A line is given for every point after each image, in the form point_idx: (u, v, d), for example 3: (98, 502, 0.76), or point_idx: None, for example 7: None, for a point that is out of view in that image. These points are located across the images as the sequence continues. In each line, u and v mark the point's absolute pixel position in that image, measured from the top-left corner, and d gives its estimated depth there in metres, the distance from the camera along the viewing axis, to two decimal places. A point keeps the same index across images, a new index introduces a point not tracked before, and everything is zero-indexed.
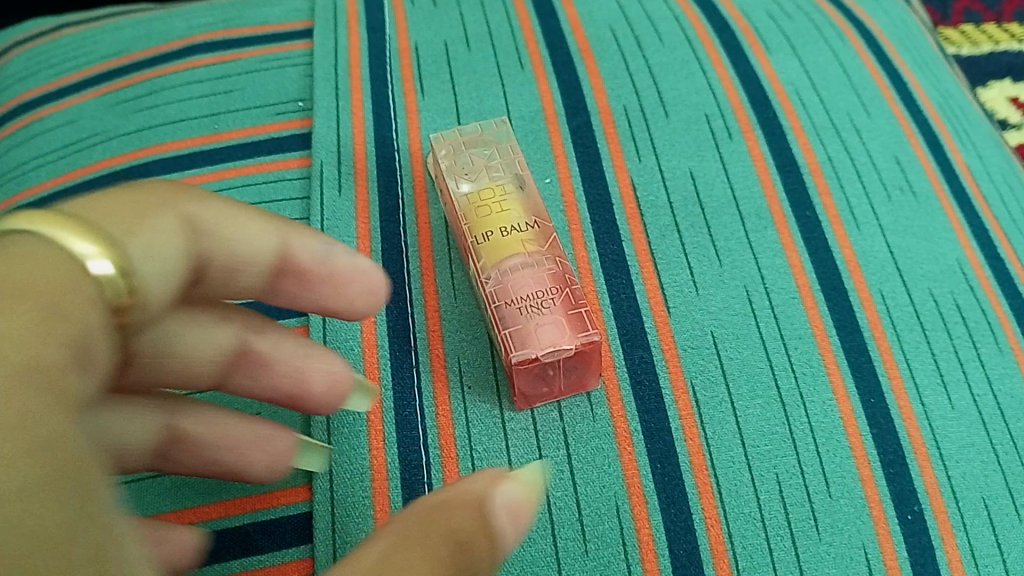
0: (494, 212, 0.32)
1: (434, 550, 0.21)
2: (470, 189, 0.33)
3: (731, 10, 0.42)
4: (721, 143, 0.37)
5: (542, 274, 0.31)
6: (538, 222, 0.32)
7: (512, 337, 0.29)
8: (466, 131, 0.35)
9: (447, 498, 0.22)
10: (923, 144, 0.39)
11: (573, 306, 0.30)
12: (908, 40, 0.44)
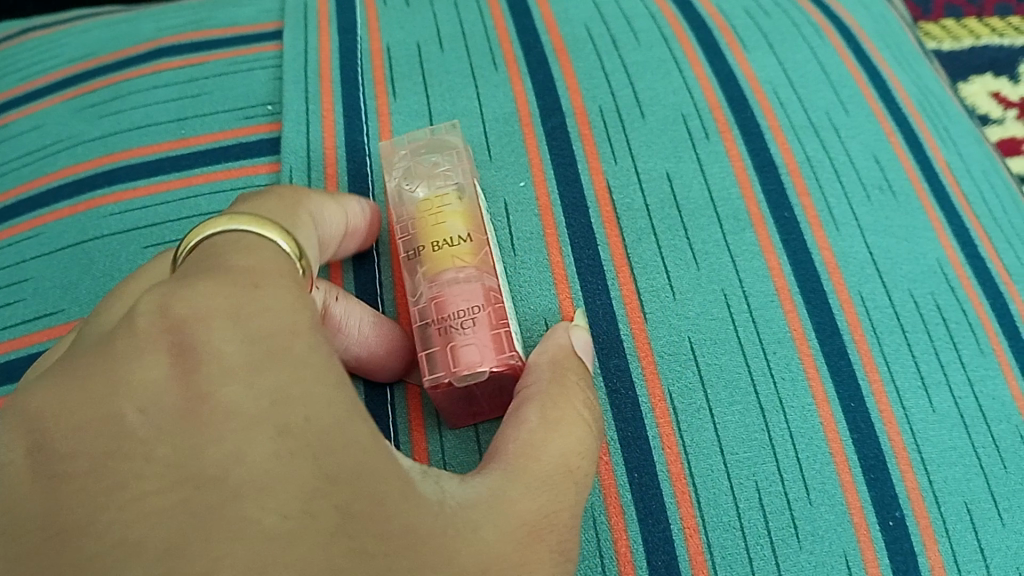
0: (430, 222, 0.30)
1: (575, 390, 0.27)
2: (412, 199, 0.31)
3: (708, 6, 0.41)
4: (698, 143, 0.37)
5: (470, 291, 0.29)
6: (475, 234, 0.30)
7: (435, 358, 0.28)
8: (419, 137, 0.33)
9: (559, 355, 0.28)
10: (903, 143, 0.38)
11: (502, 323, 0.28)
12: (888, 36, 0.43)
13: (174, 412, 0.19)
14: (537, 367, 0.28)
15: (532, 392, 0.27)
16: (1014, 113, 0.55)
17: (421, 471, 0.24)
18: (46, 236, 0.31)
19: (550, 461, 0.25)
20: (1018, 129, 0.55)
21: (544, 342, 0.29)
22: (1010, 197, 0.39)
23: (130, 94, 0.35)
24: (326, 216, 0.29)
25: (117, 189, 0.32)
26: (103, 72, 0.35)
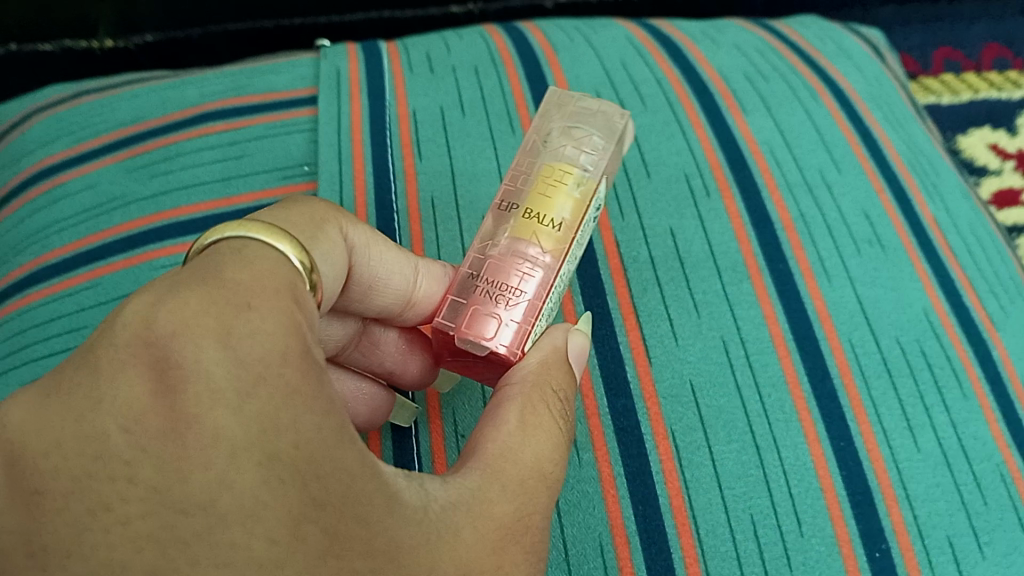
0: (550, 190, 0.29)
1: (556, 396, 0.27)
2: (543, 154, 0.30)
3: (711, 72, 0.44)
4: (700, 201, 0.40)
5: (530, 280, 0.28)
6: (573, 232, 0.29)
7: (452, 305, 0.28)
8: (588, 106, 0.32)
9: (551, 356, 0.28)
10: (892, 199, 0.41)
11: (532, 320, 0.27)
12: (882, 95, 0.45)
13: (158, 434, 0.19)
14: (528, 364, 0.28)
15: (514, 391, 0.27)
16: (1010, 164, 0.58)
17: (403, 472, 0.24)
18: (102, 287, 0.34)
19: (525, 465, 0.25)
20: (1013, 180, 0.57)
21: (551, 333, 0.29)
22: (999, 250, 0.42)
23: (177, 155, 0.37)
24: (385, 256, 0.30)
25: (168, 244, 0.35)
26: (153, 135, 0.38)
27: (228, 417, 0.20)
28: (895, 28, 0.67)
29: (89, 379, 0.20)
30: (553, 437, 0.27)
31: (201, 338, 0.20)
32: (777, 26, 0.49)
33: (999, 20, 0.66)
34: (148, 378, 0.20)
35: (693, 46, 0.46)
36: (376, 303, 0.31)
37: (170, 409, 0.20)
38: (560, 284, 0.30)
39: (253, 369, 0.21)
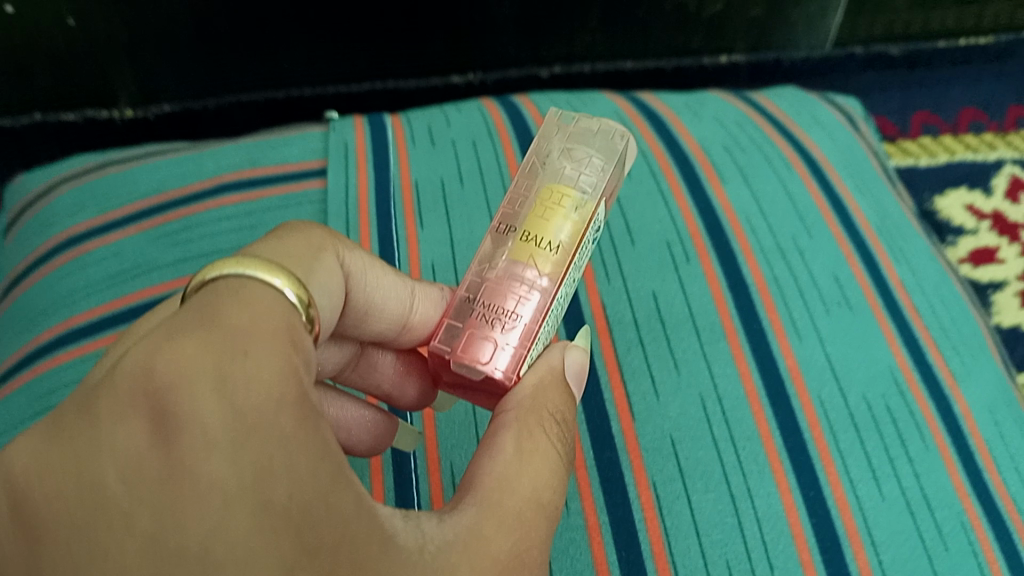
0: (548, 212, 0.30)
1: (551, 419, 0.28)
2: (543, 177, 0.31)
3: (693, 145, 0.48)
4: (681, 266, 0.43)
5: (525, 304, 0.29)
6: (570, 252, 0.29)
7: (449, 330, 0.29)
8: (588, 127, 0.33)
9: (546, 378, 0.28)
10: (860, 263, 0.44)
11: (529, 344, 0.28)
12: (854, 163, 0.48)
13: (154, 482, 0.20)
14: (524, 386, 0.28)
15: (508, 416, 0.27)
16: (986, 224, 0.60)
17: (400, 513, 0.24)
18: None
19: (521, 494, 0.26)
20: (989, 238, 0.59)
21: (547, 354, 0.29)
22: (965, 307, 0.44)
23: (196, 224, 0.40)
24: (379, 283, 0.31)
25: None
26: (174, 205, 0.41)
27: (224, 467, 0.21)
28: (875, 95, 0.70)
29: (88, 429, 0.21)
30: (549, 464, 0.27)
31: (198, 389, 0.21)
32: (758, 99, 0.52)
33: (972, 87, 0.70)
34: (147, 427, 0.21)
35: (677, 121, 0.49)
36: (370, 329, 0.32)
37: (166, 459, 0.20)
38: (559, 304, 0.30)
39: (248, 420, 0.21)
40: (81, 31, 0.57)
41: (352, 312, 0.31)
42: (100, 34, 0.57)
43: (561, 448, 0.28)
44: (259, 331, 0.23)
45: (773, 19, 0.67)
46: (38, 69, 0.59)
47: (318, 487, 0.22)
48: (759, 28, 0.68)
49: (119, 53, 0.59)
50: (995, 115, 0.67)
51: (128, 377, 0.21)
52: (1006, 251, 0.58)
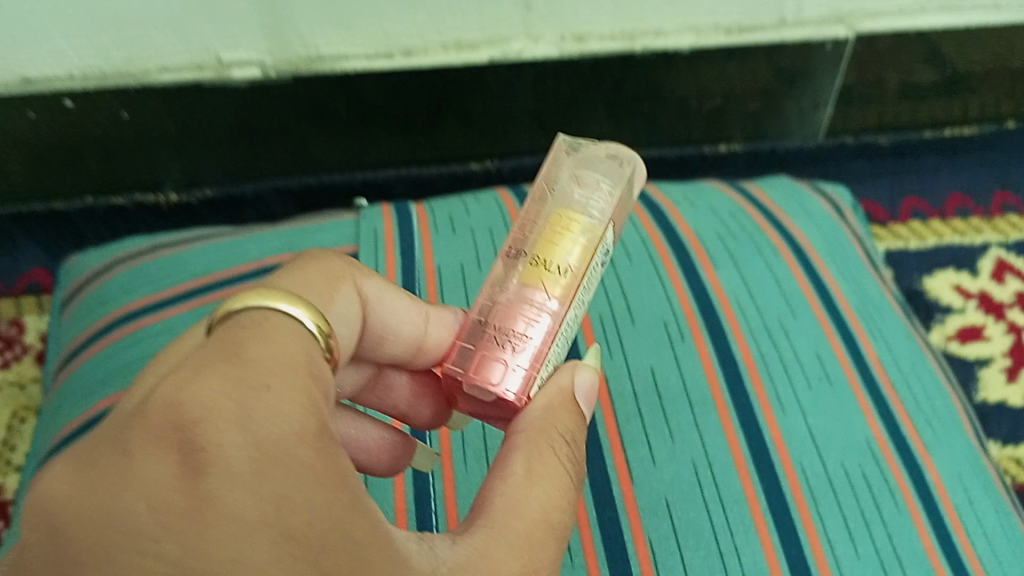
0: (555, 238, 0.33)
1: (559, 441, 0.30)
2: (551, 206, 0.34)
3: (690, 234, 0.54)
4: (676, 343, 0.48)
5: (533, 325, 0.32)
6: (576, 273, 0.33)
7: (463, 354, 0.33)
8: (594, 156, 0.36)
9: (555, 399, 0.31)
10: (840, 341, 0.48)
11: (537, 366, 0.32)
12: (837, 249, 0.54)
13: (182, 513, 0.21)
14: (534, 410, 0.31)
15: (518, 441, 0.30)
16: (972, 303, 0.64)
17: (414, 536, 0.26)
18: None
19: (530, 514, 0.28)
20: (976, 316, 0.64)
21: (556, 376, 0.33)
22: (937, 384, 0.48)
23: None
24: (393, 309, 0.34)
25: None
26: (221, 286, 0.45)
27: (245, 498, 0.22)
28: (866, 181, 0.75)
29: (114, 463, 0.22)
30: (559, 484, 0.29)
31: (222, 426, 0.23)
32: (752, 191, 0.58)
33: (956, 173, 0.74)
34: (175, 461, 0.22)
35: (676, 212, 0.55)
36: (385, 352, 0.36)
37: (191, 490, 0.22)
38: (567, 333, 0.34)
39: (268, 453, 0.23)
40: (134, 123, 0.62)
41: (370, 334, 0.35)
42: (151, 126, 0.63)
43: (571, 468, 0.30)
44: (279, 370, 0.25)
45: (769, 113, 0.72)
46: (86, 154, 0.64)
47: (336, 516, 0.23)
48: (757, 121, 0.72)
49: (166, 142, 0.64)
50: (979, 200, 0.72)
51: (155, 416, 0.23)
52: (991, 329, 0.63)
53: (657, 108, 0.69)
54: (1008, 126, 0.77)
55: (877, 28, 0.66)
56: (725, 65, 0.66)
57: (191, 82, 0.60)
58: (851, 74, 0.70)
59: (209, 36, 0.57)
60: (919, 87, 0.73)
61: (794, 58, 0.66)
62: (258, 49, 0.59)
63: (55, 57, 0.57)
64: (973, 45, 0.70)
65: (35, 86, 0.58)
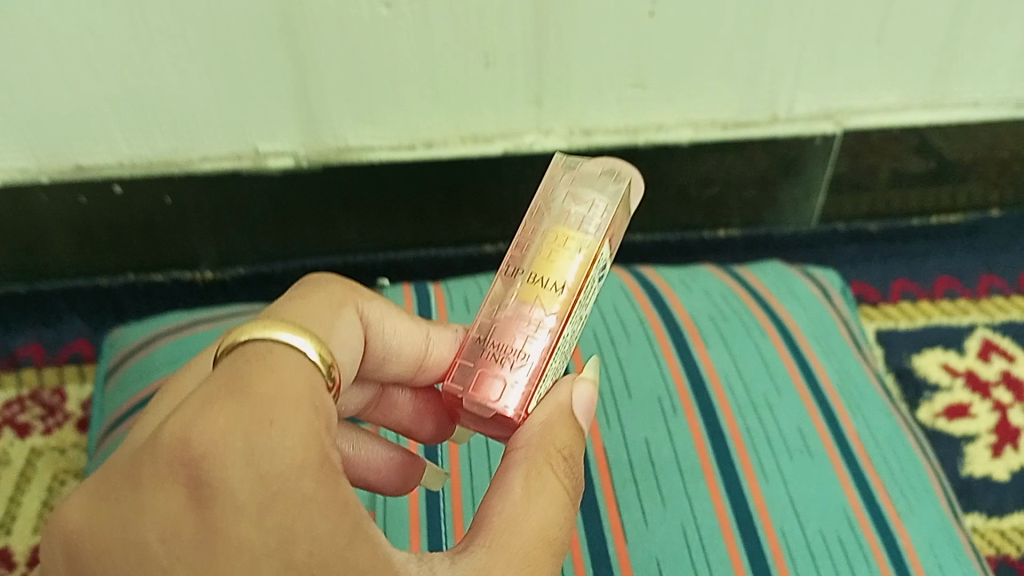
0: (553, 257, 0.34)
1: (559, 456, 0.33)
2: (548, 222, 0.35)
3: (685, 316, 0.59)
4: (669, 417, 0.52)
5: (530, 341, 0.34)
6: (574, 290, 0.34)
7: (463, 369, 0.34)
8: (592, 171, 0.36)
9: (555, 415, 0.33)
10: (822, 418, 0.53)
11: (535, 381, 0.33)
12: (822, 331, 0.58)
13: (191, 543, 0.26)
14: (536, 424, 0.33)
15: (520, 455, 0.33)
16: (960, 381, 0.68)
17: (415, 558, 0.30)
18: None
19: (528, 532, 0.31)
20: (963, 394, 0.67)
21: (555, 389, 0.34)
22: (912, 455, 0.52)
23: None
24: (393, 329, 0.37)
25: None
26: None
27: (249, 529, 0.26)
28: (857, 264, 0.78)
29: (135, 496, 0.26)
30: (555, 498, 0.32)
31: (227, 461, 0.26)
32: (744, 275, 0.63)
33: (947, 259, 0.78)
34: (185, 495, 0.26)
35: (673, 295, 0.60)
36: (389, 370, 0.38)
37: (200, 522, 0.26)
38: (565, 345, 0.35)
39: (271, 485, 0.27)
40: (176, 208, 0.69)
41: (372, 355, 0.38)
42: (191, 212, 0.69)
43: (570, 481, 0.33)
44: (281, 402, 0.28)
45: (764, 201, 0.76)
46: (129, 233, 0.71)
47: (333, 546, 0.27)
48: (754, 207, 0.76)
49: (203, 222, 0.70)
50: (966, 282, 0.76)
51: (167, 449, 0.27)
52: (978, 408, 0.66)
53: (658, 195, 0.74)
54: (992, 214, 0.81)
55: (862, 125, 0.70)
56: (721, 155, 0.71)
57: (230, 170, 0.67)
58: (841, 166, 0.74)
59: (252, 129, 0.64)
60: (908, 177, 0.76)
61: (787, 151, 0.71)
62: (291, 141, 0.66)
63: (109, 149, 0.65)
64: (964, 137, 0.73)
65: (89, 174, 0.66)
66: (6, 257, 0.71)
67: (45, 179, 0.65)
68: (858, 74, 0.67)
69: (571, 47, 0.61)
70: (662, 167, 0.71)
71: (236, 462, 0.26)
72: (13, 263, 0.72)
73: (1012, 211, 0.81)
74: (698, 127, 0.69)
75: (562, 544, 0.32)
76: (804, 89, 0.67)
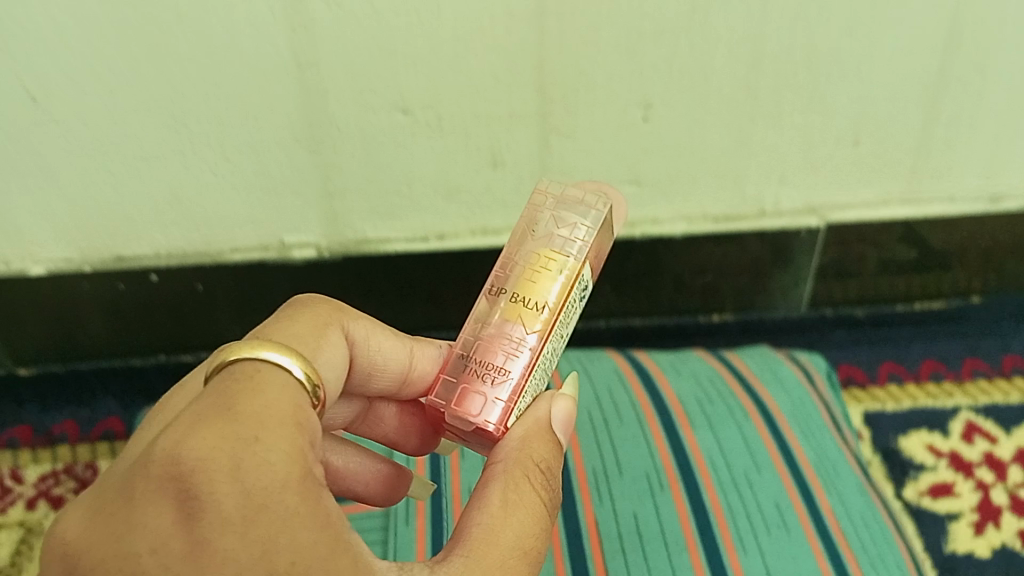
0: (534, 278, 0.42)
1: (535, 469, 0.39)
2: (536, 244, 0.43)
3: (675, 401, 0.64)
4: (657, 493, 0.56)
5: (506, 356, 0.41)
6: (553, 308, 0.41)
7: (451, 384, 0.41)
8: (577, 196, 0.44)
9: (531, 430, 0.40)
10: (800, 496, 0.56)
11: (514, 399, 0.40)
12: (803, 415, 0.63)
13: (179, 555, 0.30)
14: (515, 435, 0.40)
15: (500, 467, 0.39)
16: (943, 461, 0.80)
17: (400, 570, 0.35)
18: None
19: (507, 541, 0.37)
20: (947, 474, 0.79)
21: (534, 405, 0.41)
22: (888, 536, 0.54)
23: None
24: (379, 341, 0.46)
25: None
26: None
27: (234, 541, 0.30)
28: (847, 347, 0.92)
29: (127, 509, 0.31)
30: (530, 510, 0.38)
31: (215, 477, 0.31)
32: (734, 365, 0.69)
33: (930, 344, 0.91)
34: (175, 511, 0.31)
35: (662, 379, 0.66)
36: (377, 381, 0.47)
37: (190, 534, 0.30)
38: (542, 369, 0.42)
39: (257, 500, 0.31)
40: (205, 294, 0.84)
41: (361, 369, 0.46)
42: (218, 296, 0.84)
43: (544, 490, 0.39)
44: (266, 420, 0.33)
45: (756, 287, 0.91)
46: (160, 314, 0.86)
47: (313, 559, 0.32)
48: (745, 294, 0.92)
49: (230, 304, 0.86)
50: (952, 365, 0.89)
51: (159, 465, 0.31)
52: (962, 487, 0.77)
53: (658, 280, 0.89)
54: (973, 301, 0.95)
55: (846, 218, 0.84)
56: (716, 245, 0.85)
57: (257, 260, 0.81)
58: (825, 257, 0.88)
59: (277, 226, 0.79)
60: (896, 265, 0.91)
61: (777, 241, 0.85)
62: (316, 235, 0.80)
63: (149, 245, 0.80)
64: (947, 232, 0.87)
65: (128, 265, 0.81)
66: (48, 340, 0.87)
67: (87, 269, 0.81)
68: (835, 176, 0.81)
69: (579, 146, 0.75)
70: (660, 255, 0.86)
71: (221, 477, 0.31)
72: (57, 346, 0.88)
73: (991, 299, 0.95)
74: (691, 221, 0.84)
75: (535, 552, 0.38)
76: (786, 188, 0.82)
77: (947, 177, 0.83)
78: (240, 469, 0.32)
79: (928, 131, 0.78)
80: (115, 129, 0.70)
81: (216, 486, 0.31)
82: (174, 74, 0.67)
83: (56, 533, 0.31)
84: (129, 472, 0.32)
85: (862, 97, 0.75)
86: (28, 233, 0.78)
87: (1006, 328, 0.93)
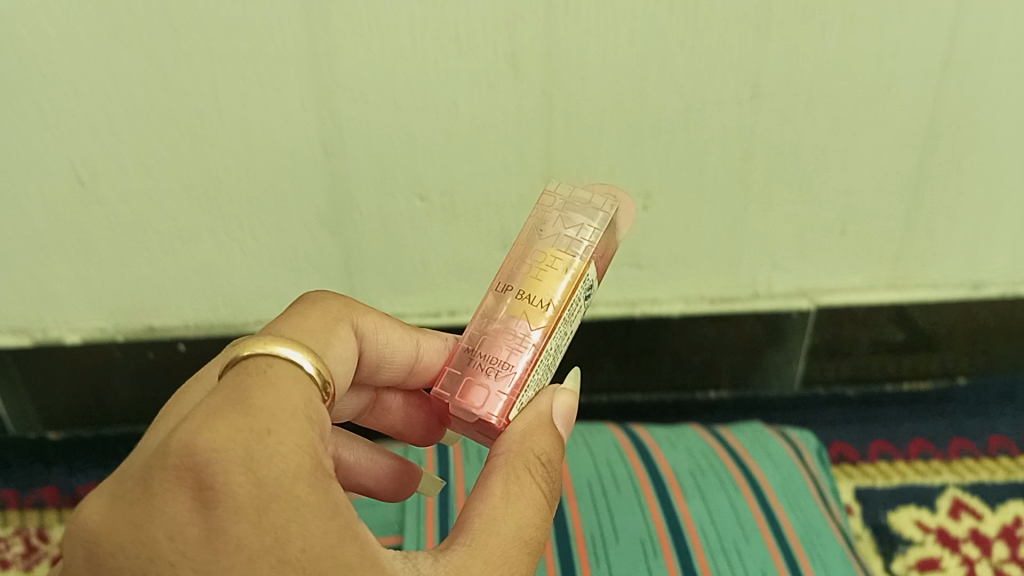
0: (541, 274, 0.51)
1: (536, 460, 0.47)
2: (546, 243, 0.52)
3: (672, 476, 0.78)
4: (651, 559, 0.68)
5: (511, 350, 0.50)
6: (557, 302, 0.50)
7: (461, 376, 0.50)
8: (583, 200, 0.53)
9: (533, 424, 0.48)
10: (784, 562, 0.69)
11: (516, 391, 0.49)
12: (790, 490, 0.77)
13: (196, 542, 0.36)
14: (515, 431, 0.48)
15: (505, 459, 0.47)
16: (930, 537, 0.92)
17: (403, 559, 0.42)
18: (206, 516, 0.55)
19: (509, 515, 0.44)
20: (935, 549, 0.91)
21: (534, 398, 0.50)
22: None
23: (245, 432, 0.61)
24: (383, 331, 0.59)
25: None
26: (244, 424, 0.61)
27: (247, 529, 0.37)
28: (839, 426, 1.05)
29: (148, 498, 0.37)
30: (530, 499, 0.46)
31: (229, 471, 0.37)
32: (723, 439, 0.84)
33: (919, 425, 1.04)
34: (194, 503, 0.37)
35: (660, 454, 0.81)
36: (386, 364, 0.61)
37: (207, 523, 0.37)
38: (543, 366, 0.51)
39: (267, 491, 0.37)
40: None
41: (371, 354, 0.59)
42: None
43: (543, 479, 0.47)
44: (274, 418, 0.40)
45: (754, 368, 1.04)
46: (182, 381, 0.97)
47: (320, 547, 0.38)
48: (741, 372, 1.04)
49: None
50: (940, 445, 1.01)
51: (177, 459, 0.38)
52: (946, 560, 0.89)
53: (658, 358, 1.02)
54: (959, 381, 1.09)
55: (833, 301, 0.97)
56: (713, 322, 0.98)
57: None
58: (815, 337, 1.01)
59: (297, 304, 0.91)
60: (887, 346, 1.03)
61: (770, 320, 0.98)
62: None
63: (181, 315, 0.92)
64: (937, 314, 1.00)
65: (158, 334, 0.93)
66: (82, 412, 1.00)
67: (120, 338, 0.93)
68: (823, 264, 0.94)
69: None
70: (659, 330, 0.98)
71: (234, 469, 0.37)
72: (90, 415, 1.00)
73: (978, 380, 1.09)
74: (688, 301, 0.97)
75: (533, 537, 0.45)
76: (778, 273, 0.95)
77: (933, 263, 0.96)
78: (252, 462, 0.38)
79: (910, 222, 0.91)
80: (160, 226, 0.84)
81: (228, 478, 0.37)
82: (214, 162, 0.79)
83: (80, 523, 0.38)
84: (148, 462, 0.38)
85: (844, 188, 0.87)
86: (69, 309, 0.90)
87: (994, 410, 1.06)
